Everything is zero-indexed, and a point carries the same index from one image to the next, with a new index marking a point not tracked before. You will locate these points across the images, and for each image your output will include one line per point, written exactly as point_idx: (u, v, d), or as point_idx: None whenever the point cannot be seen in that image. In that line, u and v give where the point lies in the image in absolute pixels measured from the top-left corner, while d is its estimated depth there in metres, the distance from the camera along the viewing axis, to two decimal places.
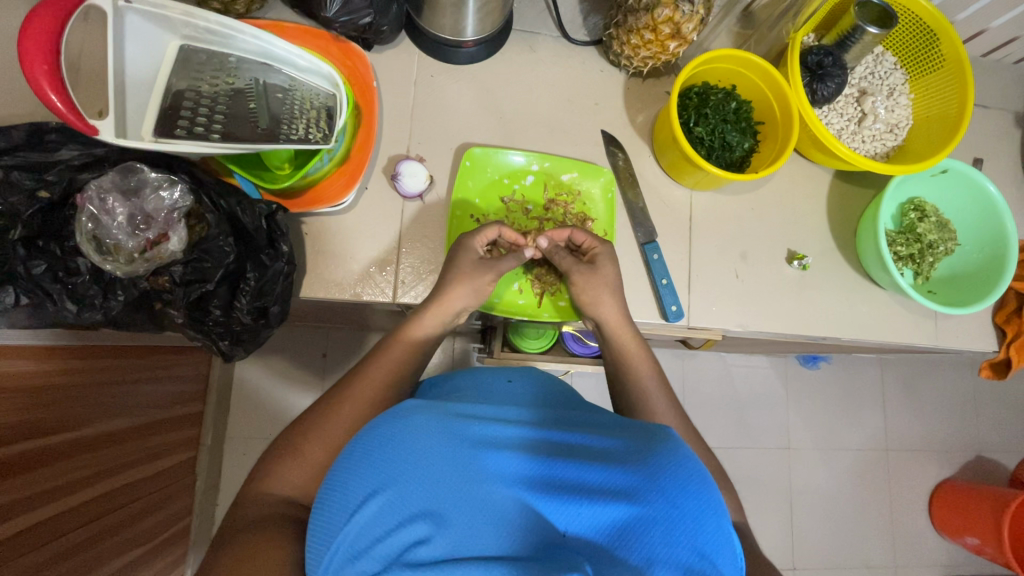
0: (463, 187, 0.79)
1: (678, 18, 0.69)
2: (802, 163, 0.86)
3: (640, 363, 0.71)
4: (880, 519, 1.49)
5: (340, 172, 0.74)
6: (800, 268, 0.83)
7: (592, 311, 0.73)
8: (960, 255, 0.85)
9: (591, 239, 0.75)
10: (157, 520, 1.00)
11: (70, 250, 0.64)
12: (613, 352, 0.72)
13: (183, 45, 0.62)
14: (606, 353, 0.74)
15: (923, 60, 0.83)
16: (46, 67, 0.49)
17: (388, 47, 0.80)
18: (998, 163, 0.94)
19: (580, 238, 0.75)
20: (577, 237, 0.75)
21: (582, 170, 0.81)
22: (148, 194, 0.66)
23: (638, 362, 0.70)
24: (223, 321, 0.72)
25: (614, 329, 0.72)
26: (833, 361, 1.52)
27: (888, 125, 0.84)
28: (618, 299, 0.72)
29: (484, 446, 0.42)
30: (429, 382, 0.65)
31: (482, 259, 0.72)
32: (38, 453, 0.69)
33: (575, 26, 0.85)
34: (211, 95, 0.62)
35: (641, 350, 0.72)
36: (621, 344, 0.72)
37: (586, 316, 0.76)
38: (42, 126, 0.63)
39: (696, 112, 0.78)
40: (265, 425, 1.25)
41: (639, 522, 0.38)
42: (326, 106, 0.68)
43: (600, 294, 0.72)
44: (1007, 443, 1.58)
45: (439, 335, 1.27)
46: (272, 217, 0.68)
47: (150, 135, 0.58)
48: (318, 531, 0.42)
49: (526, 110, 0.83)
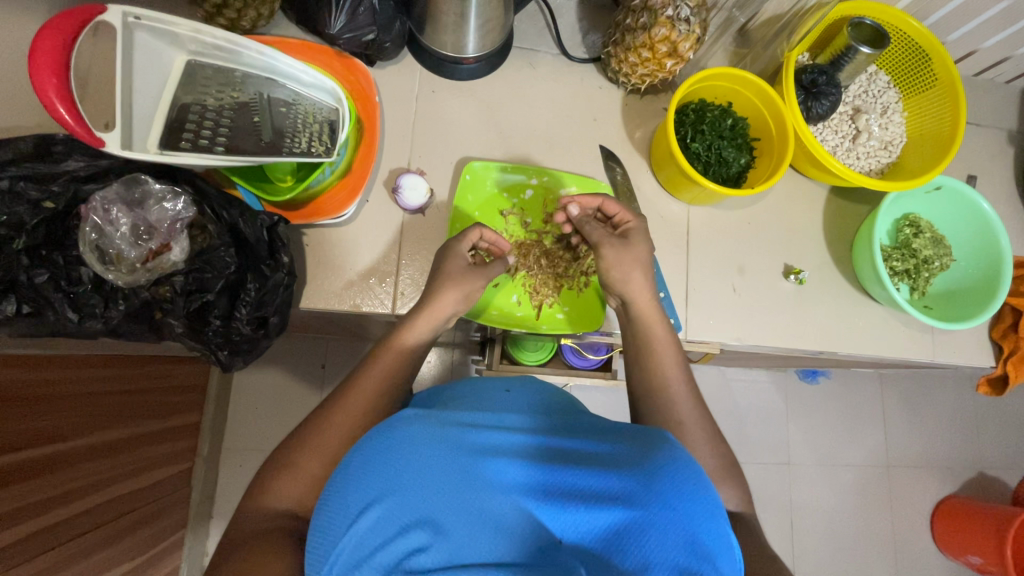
0: (462, 200, 0.79)
1: (675, 37, 0.71)
2: (798, 179, 0.87)
3: (665, 352, 0.69)
4: (881, 536, 1.48)
5: (342, 184, 0.75)
6: (797, 282, 0.84)
7: (619, 286, 0.71)
8: (955, 270, 0.86)
9: (624, 213, 0.74)
10: (152, 532, 0.99)
11: (72, 260, 0.65)
12: (639, 334, 0.71)
13: (190, 60, 0.63)
14: (630, 340, 0.72)
15: (916, 79, 0.84)
16: (54, 80, 0.50)
17: (390, 63, 0.81)
18: (993, 180, 0.95)
19: (612, 209, 0.74)
20: (610, 207, 0.74)
21: (580, 185, 0.82)
22: (151, 205, 0.67)
23: (663, 351, 0.69)
24: (223, 332, 0.71)
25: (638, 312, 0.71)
26: (833, 376, 1.52)
27: (882, 143, 0.86)
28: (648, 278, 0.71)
29: (482, 454, 0.42)
30: (422, 394, 0.63)
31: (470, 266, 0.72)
32: (35, 465, 0.69)
33: (575, 43, 0.87)
34: (216, 109, 0.63)
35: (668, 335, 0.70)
36: (648, 327, 0.70)
37: (611, 293, 0.74)
38: (48, 138, 0.62)
39: (693, 128, 0.79)
40: (262, 436, 1.25)
41: (637, 526, 0.38)
42: (329, 120, 0.69)
43: (632, 274, 0.70)
44: (1009, 459, 1.57)
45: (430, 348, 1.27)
46: (273, 228, 0.68)
47: (155, 146, 0.59)
48: (318, 541, 0.42)
49: (526, 125, 0.84)
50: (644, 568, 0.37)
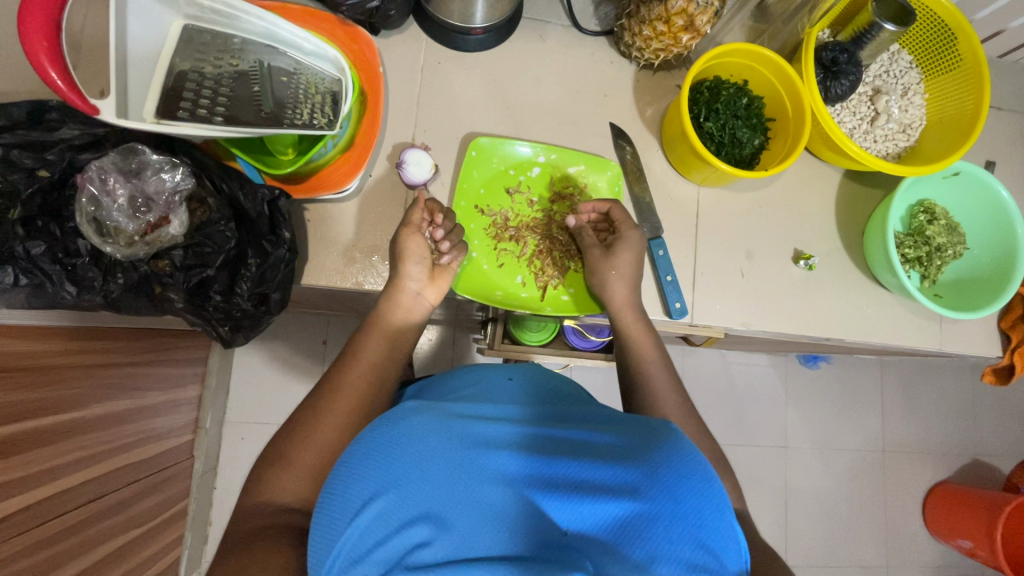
0: (468, 177, 0.78)
1: (692, 10, 0.68)
2: (812, 162, 0.85)
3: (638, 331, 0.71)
4: (873, 518, 1.50)
5: (343, 158, 0.72)
6: (806, 267, 0.82)
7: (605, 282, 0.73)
8: (969, 258, 0.84)
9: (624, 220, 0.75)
10: (154, 502, 1.00)
11: (69, 231, 0.63)
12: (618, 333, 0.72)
13: (187, 25, 0.61)
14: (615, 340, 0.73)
15: (940, 59, 0.81)
16: (45, 44, 0.48)
17: (395, 31, 0.78)
18: (1011, 166, 0.93)
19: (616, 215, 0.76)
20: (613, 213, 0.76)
21: (588, 163, 0.80)
22: (149, 176, 0.65)
23: (637, 336, 0.70)
24: (223, 307, 0.71)
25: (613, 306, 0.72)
26: (833, 361, 1.51)
27: (902, 125, 0.83)
28: (628, 283, 0.73)
29: (483, 446, 0.42)
30: (414, 390, 0.67)
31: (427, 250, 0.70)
32: (40, 435, 0.69)
33: (586, 15, 0.83)
34: (214, 77, 0.60)
35: (641, 324, 0.72)
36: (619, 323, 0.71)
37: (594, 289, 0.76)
38: (42, 105, 0.63)
39: (707, 107, 0.76)
40: (265, 409, 1.26)
41: (643, 519, 0.38)
42: (332, 91, 0.66)
43: (609, 279, 0.73)
44: (1003, 447, 1.58)
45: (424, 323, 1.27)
46: (274, 202, 0.67)
47: (151, 116, 0.57)
48: (318, 537, 0.42)
49: (534, 100, 0.81)
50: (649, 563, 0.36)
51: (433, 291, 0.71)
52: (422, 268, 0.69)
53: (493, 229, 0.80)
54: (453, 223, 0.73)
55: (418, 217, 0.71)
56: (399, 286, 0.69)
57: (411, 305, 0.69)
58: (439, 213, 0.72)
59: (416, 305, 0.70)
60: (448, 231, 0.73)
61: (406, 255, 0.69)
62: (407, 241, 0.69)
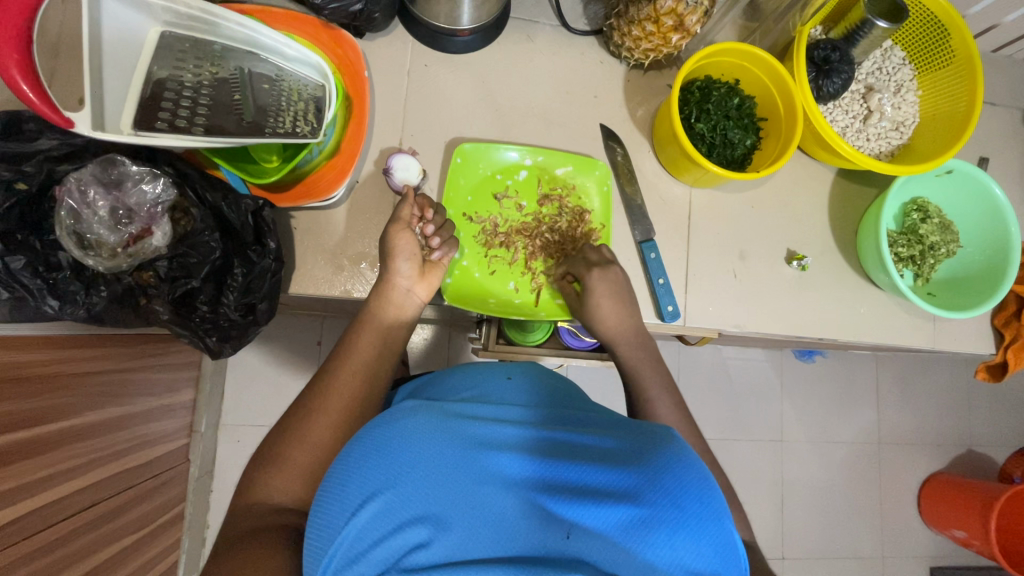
0: (455, 185, 0.77)
1: (681, 10, 0.66)
2: (806, 161, 0.84)
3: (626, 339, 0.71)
4: (869, 510, 1.51)
5: (330, 166, 0.72)
6: (799, 268, 0.82)
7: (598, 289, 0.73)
8: (961, 256, 0.84)
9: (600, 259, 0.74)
10: (152, 507, 1.00)
11: (49, 244, 0.62)
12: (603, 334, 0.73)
13: (165, 32, 0.59)
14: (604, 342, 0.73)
15: (932, 56, 0.80)
16: (16, 56, 0.47)
17: (380, 34, 0.77)
18: (1006, 162, 0.92)
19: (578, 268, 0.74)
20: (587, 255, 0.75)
21: (576, 165, 0.79)
22: (130, 187, 0.65)
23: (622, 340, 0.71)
24: (211, 317, 0.70)
25: (606, 316, 0.72)
26: (828, 355, 1.51)
27: (894, 123, 0.83)
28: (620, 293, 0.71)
29: (484, 447, 0.42)
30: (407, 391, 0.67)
31: (417, 254, 0.69)
32: (34, 445, 0.68)
33: (576, 14, 0.82)
34: (194, 85, 0.59)
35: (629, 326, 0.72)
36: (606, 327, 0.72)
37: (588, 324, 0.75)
38: (18, 116, 0.61)
39: (698, 108, 0.75)
40: (260, 412, 1.25)
41: (644, 523, 0.37)
42: (315, 97, 0.65)
43: (599, 283, 0.72)
44: (997, 437, 1.59)
45: (418, 322, 1.27)
46: (258, 212, 0.66)
47: (129, 127, 0.55)
48: (315, 536, 0.41)
49: (523, 102, 0.80)
50: (649, 567, 0.36)
51: (423, 287, 0.70)
52: (412, 264, 0.69)
53: (483, 236, 0.79)
54: (442, 218, 0.73)
55: (408, 212, 0.70)
56: (389, 283, 0.68)
57: (402, 301, 0.68)
58: (429, 209, 0.71)
59: (407, 302, 0.69)
60: (438, 226, 0.72)
61: (396, 252, 0.68)
62: (396, 237, 0.68)
